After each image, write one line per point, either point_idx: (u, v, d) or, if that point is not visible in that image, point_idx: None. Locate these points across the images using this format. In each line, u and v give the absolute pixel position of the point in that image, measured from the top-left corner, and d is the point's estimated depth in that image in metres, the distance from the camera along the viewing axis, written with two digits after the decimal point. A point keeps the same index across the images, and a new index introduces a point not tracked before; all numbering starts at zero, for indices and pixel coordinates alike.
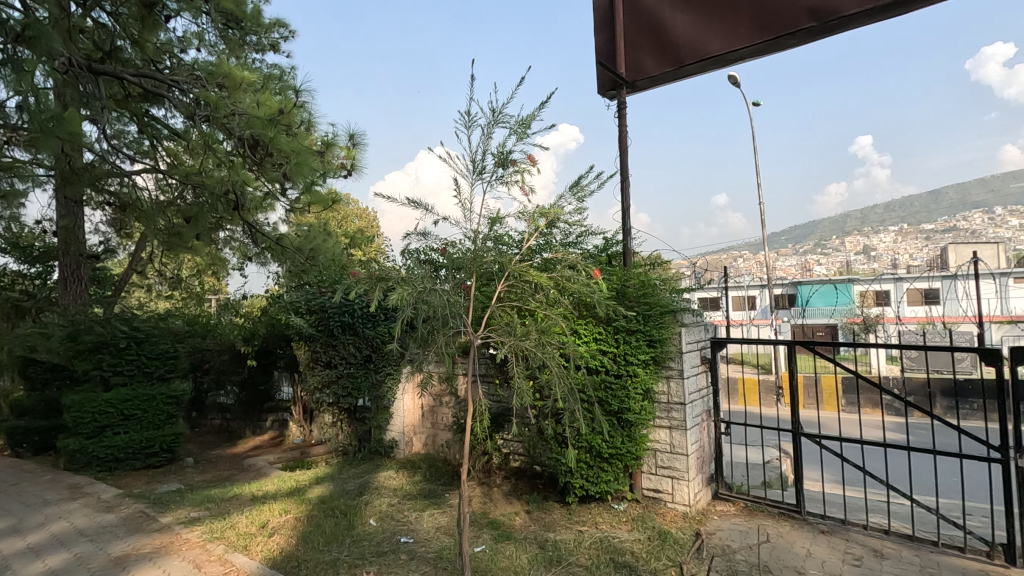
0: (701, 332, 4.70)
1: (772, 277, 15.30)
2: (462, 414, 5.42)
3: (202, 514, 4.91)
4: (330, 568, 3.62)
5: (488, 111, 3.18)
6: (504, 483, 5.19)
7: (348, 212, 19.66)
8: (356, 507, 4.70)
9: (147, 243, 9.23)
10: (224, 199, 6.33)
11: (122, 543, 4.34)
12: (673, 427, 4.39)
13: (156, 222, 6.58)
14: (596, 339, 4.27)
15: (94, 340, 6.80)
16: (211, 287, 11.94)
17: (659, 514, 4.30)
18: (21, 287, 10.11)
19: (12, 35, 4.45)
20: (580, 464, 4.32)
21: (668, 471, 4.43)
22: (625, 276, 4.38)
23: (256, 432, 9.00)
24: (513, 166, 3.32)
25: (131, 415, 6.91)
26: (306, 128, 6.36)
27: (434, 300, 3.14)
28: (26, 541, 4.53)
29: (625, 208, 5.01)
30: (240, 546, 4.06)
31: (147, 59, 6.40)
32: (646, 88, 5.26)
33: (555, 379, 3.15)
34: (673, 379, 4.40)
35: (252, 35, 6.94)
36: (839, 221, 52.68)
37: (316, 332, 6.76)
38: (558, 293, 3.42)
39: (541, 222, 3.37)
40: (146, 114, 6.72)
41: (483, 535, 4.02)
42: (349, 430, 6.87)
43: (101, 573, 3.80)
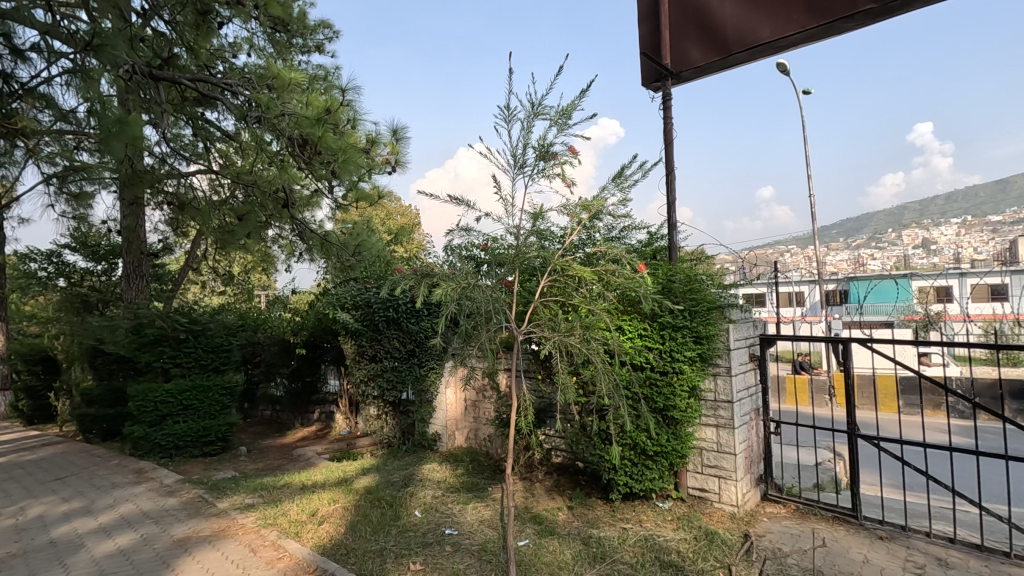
0: (751, 328, 4.57)
1: (822, 272, 14.70)
2: (505, 409, 5.42)
3: (256, 501, 5.12)
4: (378, 557, 3.71)
5: (527, 103, 3.20)
6: (546, 478, 5.20)
7: (390, 211, 20.02)
8: (401, 499, 4.79)
9: (201, 241, 9.71)
10: (275, 198, 6.65)
11: (183, 526, 4.57)
12: (720, 425, 4.29)
13: (212, 221, 6.90)
14: (641, 336, 4.21)
15: (155, 333, 7.19)
16: (260, 283, 12.40)
17: (706, 514, 4.21)
18: (89, 283, 10.81)
19: (81, 45, 4.69)
20: (624, 461, 4.28)
21: (715, 470, 4.33)
22: (671, 270, 4.31)
23: (304, 423, 9.29)
24: (553, 158, 3.32)
25: (189, 405, 7.26)
26: (352, 126, 6.39)
27: (477, 296, 3.17)
28: (97, 521, 4.83)
29: (670, 202, 4.92)
30: (291, 533, 4.21)
31: (201, 65, 6.65)
32: (692, 79, 5.13)
33: (600, 374, 3.14)
34: (721, 376, 4.28)
35: (299, 38, 7.23)
36: (897, 214, 49.90)
37: (362, 326, 6.99)
38: (602, 288, 3.41)
39: (583, 216, 3.36)
40: (200, 116, 7.01)
41: (527, 529, 4.04)
42: (394, 422, 7.03)
43: (165, 553, 4.01)
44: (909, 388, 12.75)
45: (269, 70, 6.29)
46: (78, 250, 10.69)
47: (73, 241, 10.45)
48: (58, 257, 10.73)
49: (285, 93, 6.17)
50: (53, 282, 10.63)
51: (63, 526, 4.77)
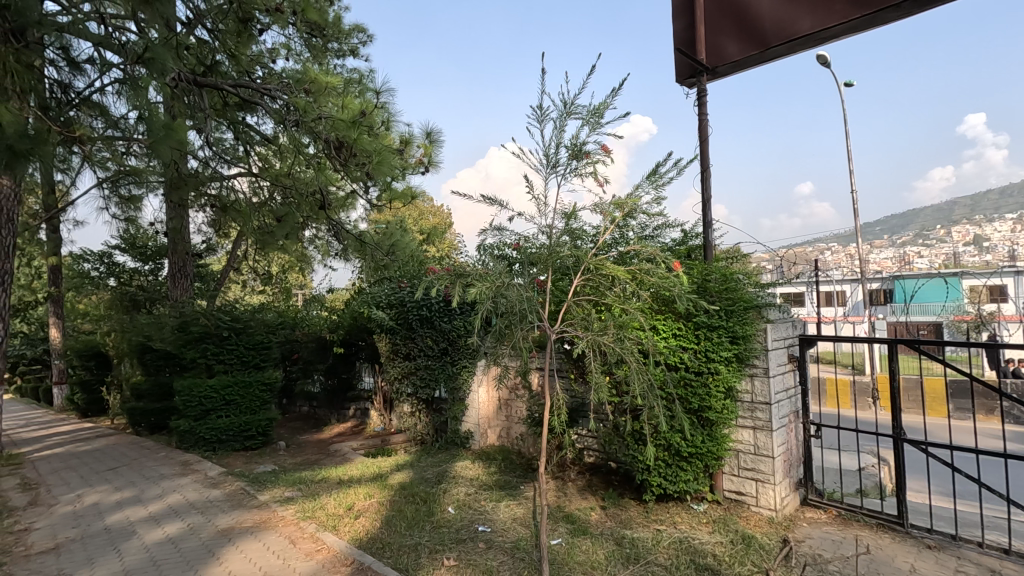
0: (790, 328, 4.46)
1: (866, 270, 14.18)
2: (537, 408, 5.44)
3: (295, 494, 5.27)
4: (413, 552, 3.77)
5: (560, 103, 3.21)
6: (579, 478, 5.19)
7: (422, 211, 20.24)
8: (435, 495, 4.86)
9: (242, 242, 10.03)
10: (311, 200, 6.84)
11: (227, 517, 4.74)
12: (758, 427, 4.20)
13: (252, 222, 7.21)
14: (676, 335, 4.16)
15: (200, 331, 7.49)
16: (297, 282, 12.73)
17: (742, 518, 4.13)
18: (137, 282, 11.33)
19: (131, 56, 4.90)
20: (658, 462, 4.24)
21: (752, 473, 4.23)
22: (707, 269, 4.24)
23: (340, 419, 9.50)
24: (586, 158, 3.32)
25: (231, 400, 7.52)
26: (387, 128, 6.49)
27: (511, 295, 3.20)
28: (147, 510, 5.06)
29: (705, 200, 4.84)
30: (329, 526, 4.32)
31: (242, 70, 6.86)
32: (728, 74, 5.02)
33: (634, 373, 3.13)
34: (758, 377, 4.19)
35: (334, 42, 7.40)
36: (946, 210, 47.71)
37: (396, 325, 7.10)
38: (636, 287, 3.38)
39: (616, 214, 3.35)
40: (241, 121, 7.23)
41: (560, 528, 4.04)
42: (427, 420, 7.13)
43: (211, 542, 4.17)
44: (959, 391, 12.20)
45: (306, 75, 6.44)
46: (128, 251, 11.22)
47: (123, 242, 10.98)
48: (109, 258, 11.30)
49: (322, 97, 6.27)
50: (104, 281, 11.20)
51: (116, 514, 5.01)
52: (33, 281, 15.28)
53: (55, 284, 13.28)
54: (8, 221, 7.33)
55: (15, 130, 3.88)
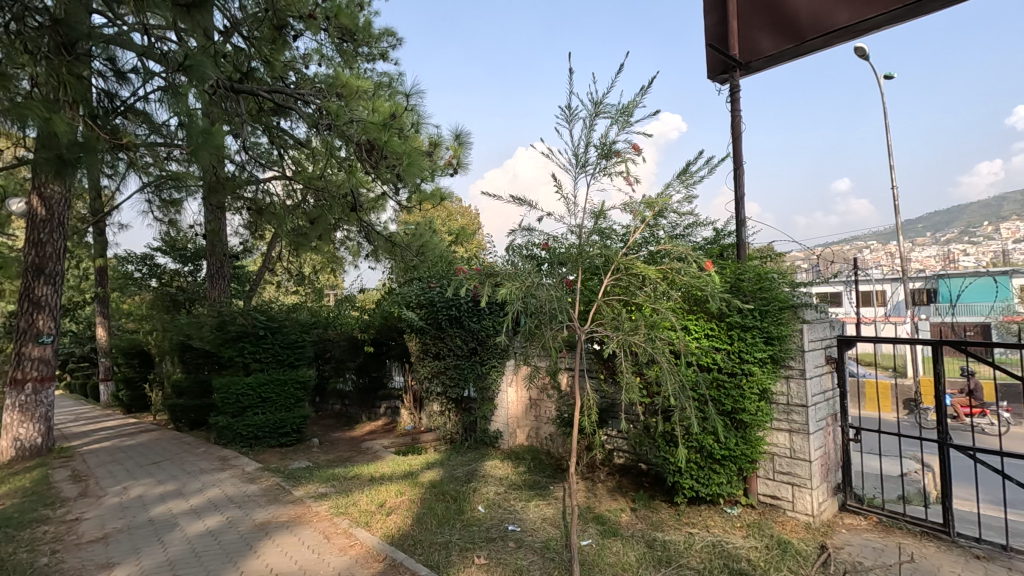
0: (827, 328, 4.34)
1: (908, 269, 13.67)
2: (567, 408, 5.41)
3: (329, 490, 5.38)
4: (443, 549, 3.81)
5: (589, 102, 3.21)
6: (609, 479, 5.14)
7: (450, 212, 20.40)
8: (465, 493, 4.90)
9: (276, 243, 10.29)
10: (343, 202, 6.97)
11: (264, 511, 4.88)
12: (794, 430, 4.09)
13: (286, 223, 7.34)
14: (708, 336, 4.10)
15: (238, 330, 7.71)
16: (328, 283, 13.00)
17: (777, 523, 4.04)
18: (178, 283, 11.76)
19: (172, 65, 5.06)
20: (690, 464, 4.18)
21: (788, 477, 4.13)
22: (740, 268, 4.17)
23: (371, 417, 9.65)
24: (616, 157, 3.30)
25: (267, 397, 7.72)
26: (416, 130, 6.56)
27: (540, 295, 3.20)
28: (189, 503, 5.24)
29: (738, 198, 4.75)
30: (361, 522, 4.39)
31: (276, 76, 7.00)
32: (762, 69, 4.93)
33: (665, 374, 3.10)
34: (794, 379, 4.08)
35: (363, 46, 7.54)
36: (994, 206, 45.65)
37: (426, 325, 7.16)
38: (667, 286, 3.34)
39: (647, 214, 3.32)
40: (275, 126, 7.40)
41: (590, 529, 4.02)
42: (456, 419, 7.18)
43: (248, 535, 4.29)
44: (1010, 396, 11.65)
45: (337, 79, 6.61)
46: (168, 253, 11.66)
47: (164, 244, 11.42)
48: (151, 260, 11.76)
49: (353, 101, 6.41)
50: (147, 282, 11.67)
51: (159, 506, 5.20)
52: (81, 282, 16.00)
53: (102, 285, 13.88)
54: (59, 225, 7.69)
55: (68, 139, 4.07)
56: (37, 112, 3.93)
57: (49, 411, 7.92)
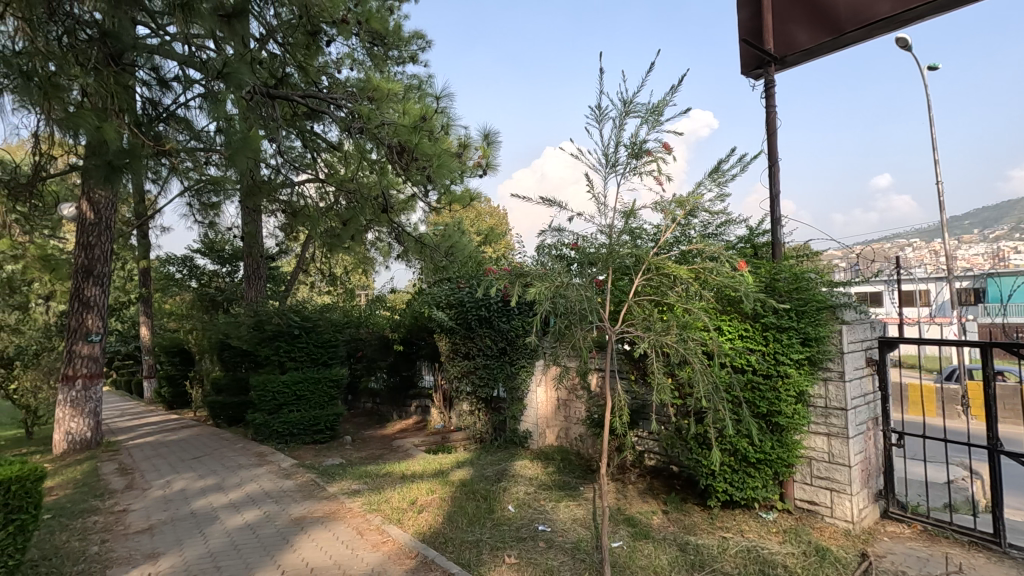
0: (868, 329, 4.21)
1: (954, 267, 13.12)
2: (597, 409, 5.37)
3: (361, 487, 5.47)
4: (474, 548, 3.84)
5: (619, 102, 3.20)
6: (639, 481, 5.09)
7: (479, 212, 20.53)
8: (496, 493, 4.92)
9: (310, 245, 10.53)
10: (374, 204, 7.09)
11: (299, 506, 5.00)
12: (832, 434, 3.97)
13: (319, 225, 7.43)
14: (742, 337, 4.02)
15: (274, 329, 7.92)
16: (360, 283, 13.22)
17: (815, 529, 3.93)
18: (216, 284, 12.16)
19: (211, 72, 5.26)
20: (724, 468, 4.10)
21: (826, 482, 4.01)
22: (776, 268, 4.08)
23: (401, 416, 9.78)
24: (647, 156, 3.27)
25: (301, 395, 7.90)
26: (445, 132, 6.62)
27: (570, 295, 3.19)
28: (228, 497, 5.41)
29: (773, 196, 4.65)
30: (393, 519, 4.46)
31: (310, 81, 7.12)
32: (797, 64, 4.81)
33: (698, 375, 3.05)
34: (833, 382, 3.97)
35: (394, 50, 7.77)
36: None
37: (456, 325, 7.21)
38: (700, 286, 3.29)
39: (678, 213, 3.28)
40: (309, 130, 7.57)
41: (621, 531, 4.00)
42: (486, 419, 7.22)
43: (285, 530, 4.40)
44: None
45: (369, 84, 6.75)
46: (208, 255, 12.06)
47: (203, 246, 11.83)
48: (191, 261, 12.19)
49: (384, 104, 6.57)
50: (188, 283, 12.10)
51: (200, 500, 5.38)
52: (126, 283, 16.66)
53: (146, 286, 14.42)
54: (106, 228, 8.04)
55: (116, 146, 4.26)
56: (89, 120, 4.12)
57: (98, 406, 8.28)
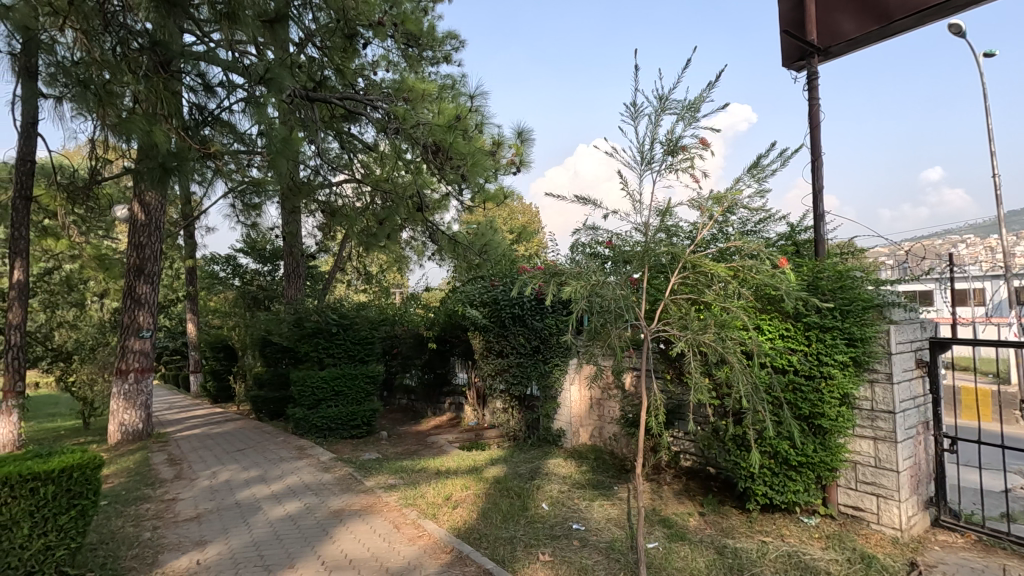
0: (918, 330, 4.04)
1: (1013, 264, 12.41)
2: (631, 408, 5.31)
3: (397, 481, 5.57)
4: (508, 544, 3.86)
5: (654, 99, 3.17)
6: (675, 482, 5.02)
7: (512, 210, 20.57)
8: (530, 490, 4.93)
9: (346, 244, 10.78)
10: (409, 203, 7.21)
11: (338, 499, 5.13)
12: (879, 438, 3.83)
13: (357, 225, 7.70)
14: (783, 337, 3.91)
15: (313, 327, 8.14)
16: (395, 281, 13.43)
17: (860, 536, 3.80)
18: (258, 282, 12.60)
19: (253, 77, 5.41)
20: (763, 470, 4.00)
21: (872, 488, 3.87)
22: (819, 267, 3.97)
23: (435, 412, 9.90)
24: (683, 152, 3.22)
25: (339, 391, 8.09)
26: (479, 131, 6.63)
27: (606, 293, 3.17)
28: (271, 489, 5.58)
29: (815, 191, 4.51)
30: (429, 514, 4.52)
31: (347, 83, 7.25)
32: (843, 54, 4.64)
33: (737, 374, 2.99)
34: (880, 384, 3.83)
35: (428, 51, 7.93)
36: None
37: (490, 323, 7.23)
38: (738, 285, 3.22)
39: (715, 210, 3.23)
40: (345, 131, 7.74)
41: (656, 532, 3.95)
42: (520, 416, 7.25)
43: (325, 522, 4.52)
44: None
45: (404, 85, 6.83)
46: (250, 254, 12.50)
47: (246, 246, 12.26)
48: (234, 261, 12.65)
49: (419, 104, 6.57)
50: (231, 281, 12.55)
51: (245, 491, 5.58)
52: (174, 281, 17.38)
53: (192, 284, 15.01)
54: (156, 228, 8.37)
55: (165, 149, 4.45)
56: (139, 125, 4.30)
57: (148, 399, 8.66)
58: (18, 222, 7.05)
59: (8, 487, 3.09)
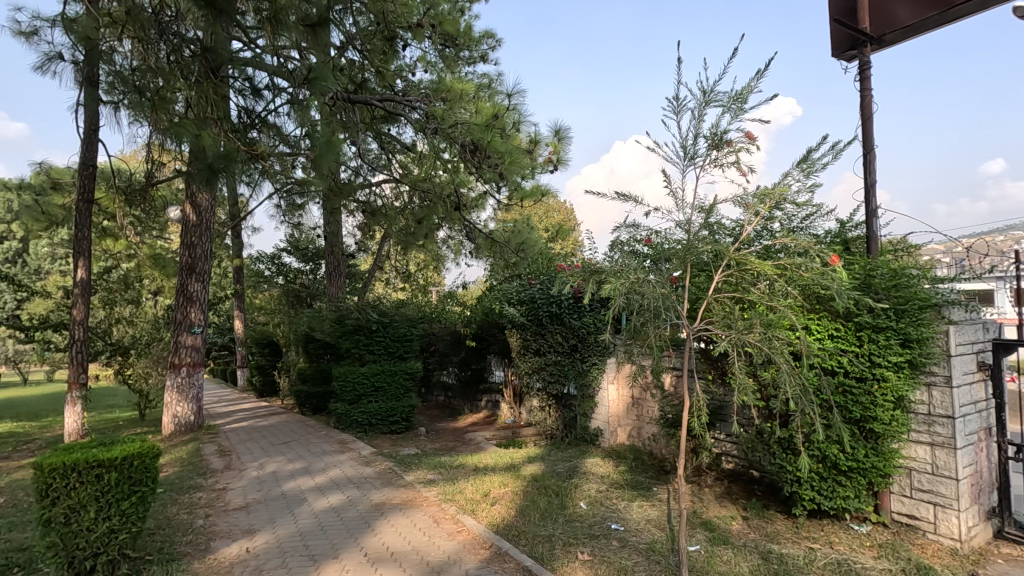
0: (979, 330, 3.83)
1: None
2: (671, 408, 5.22)
3: (436, 477, 5.65)
4: (547, 542, 3.86)
5: (697, 93, 3.12)
6: (717, 484, 4.92)
7: (548, 209, 20.45)
8: (567, 489, 4.92)
9: (385, 242, 10.99)
10: (447, 202, 7.30)
11: (379, 493, 5.24)
12: (937, 444, 3.65)
13: (396, 223, 7.86)
14: (832, 337, 3.78)
15: (354, 324, 8.33)
16: (432, 280, 13.58)
17: (915, 545, 3.64)
18: (301, 281, 12.99)
19: (297, 80, 5.55)
20: (811, 474, 3.87)
21: (929, 496, 3.70)
22: (871, 265, 3.82)
23: (472, 409, 9.98)
24: (728, 147, 3.15)
25: (379, 387, 8.26)
26: (516, 129, 6.62)
27: (647, 291, 3.12)
28: (315, 481, 5.75)
29: (868, 186, 4.32)
30: (468, 509, 4.58)
31: (386, 85, 7.39)
32: (899, 41, 4.42)
33: (784, 376, 2.90)
34: (938, 387, 3.65)
35: (465, 51, 7.98)
36: None
37: (527, 321, 7.21)
38: (785, 283, 3.12)
39: (763, 205, 3.13)
40: (385, 132, 7.88)
41: (698, 534, 3.89)
42: (557, 415, 7.24)
43: (367, 514, 4.62)
44: None
45: (442, 85, 6.88)
46: (294, 254, 12.90)
47: (289, 245, 12.69)
48: (279, 260, 13.09)
49: (457, 103, 6.61)
50: (275, 279, 12.96)
51: (290, 482, 5.77)
52: (222, 280, 18.07)
53: (238, 283, 15.55)
54: (206, 229, 8.71)
55: (213, 152, 4.62)
56: (189, 129, 4.49)
57: (199, 392, 9.04)
58: (81, 223, 7.46)
59: (77, 473, 3.29)
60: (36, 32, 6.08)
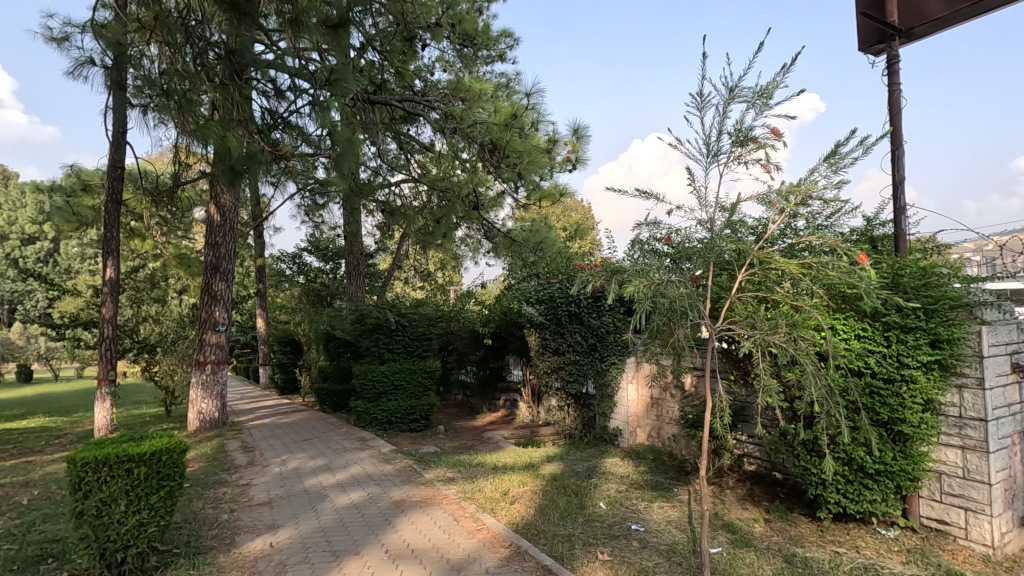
0: (1013, 331, 3.72)
1: None
2: (692, 409, 5.17)
3: (455, 475, 5.67)
4: (566, 542, 3.85)
5: (722, 88, 3.08)
6: (739, 486, 4.86)
7: (566, 208, 20.38)
8: (586, 489, 4.91)
9: (404, 242, 11.07)
10: (466, 201, 7.33)
11: (399, 490, 5.28)
12: (968, 447, 3.56)
13: (416, 223, 7.91)
14: (859, 337, 3.70)
15: (374, 323, 8.40)
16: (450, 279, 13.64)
17: (945, 551, 3.56)
18: (321, 280, 13.14)
19: (319, 81, 5.62)
20: (836, 477, 3.80)
21: (959, 500, 3.60)
22: (900, 264, 3.74)
23: (490, 408, 10.01)
24: (752, 143, 3.11)
25: (398, 385, 8.33)
26: (535, 129, 6.60)
27: (670, 292, 3.09)
28: (336, 477, 5.82)
29: (896, 183, 4.23)
30: (487, 508, 4.59)
31: (405, 86, 7.43)
32: (928, 34, 4.31)
33: (809, 377, 2.84)
34: (969, 389, 3.55)
35: (483, 50, 7.99)
36: None
37: (546, 321, 7.16)
38: (810, 282, 3.07)
39: (789, 201, 3.07)
40: (404, 133, 7.93)
41: (720, 536, 3.84)
42: (576, 415, 7.22)
43: (387, 511, 4.66)
44: None
45: (461, 85, 6.89)
46: (315, 253, 13.07)
47: (310, 245, 12.86)
48: (300, 260, 13.26)
49: (476, 103, 6.63)
50: (296, 279, 13.14)
51: (312, 478, 5.85)
52: (245, 279, 18.40)
53: (261, 282, 15.80)
54: (230, 229, 8.85)
55: (238, 153, 4.70)
56: (215, 131, 4.58)
57: (223, 389, 9.21)
58: (110, 224, 7.64)
59: (108, 467, 3.37)
60: (68, 38, 6.25)
